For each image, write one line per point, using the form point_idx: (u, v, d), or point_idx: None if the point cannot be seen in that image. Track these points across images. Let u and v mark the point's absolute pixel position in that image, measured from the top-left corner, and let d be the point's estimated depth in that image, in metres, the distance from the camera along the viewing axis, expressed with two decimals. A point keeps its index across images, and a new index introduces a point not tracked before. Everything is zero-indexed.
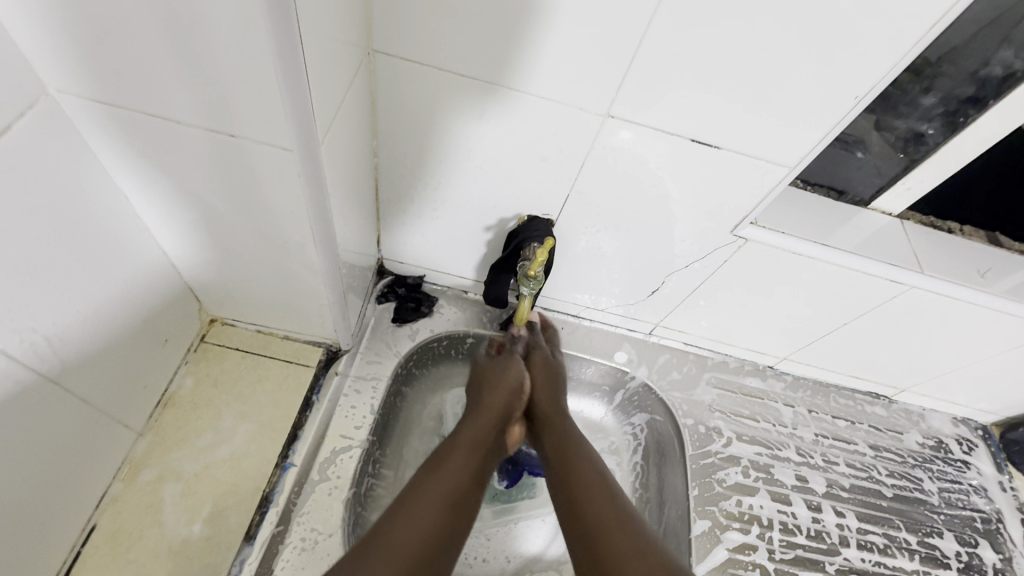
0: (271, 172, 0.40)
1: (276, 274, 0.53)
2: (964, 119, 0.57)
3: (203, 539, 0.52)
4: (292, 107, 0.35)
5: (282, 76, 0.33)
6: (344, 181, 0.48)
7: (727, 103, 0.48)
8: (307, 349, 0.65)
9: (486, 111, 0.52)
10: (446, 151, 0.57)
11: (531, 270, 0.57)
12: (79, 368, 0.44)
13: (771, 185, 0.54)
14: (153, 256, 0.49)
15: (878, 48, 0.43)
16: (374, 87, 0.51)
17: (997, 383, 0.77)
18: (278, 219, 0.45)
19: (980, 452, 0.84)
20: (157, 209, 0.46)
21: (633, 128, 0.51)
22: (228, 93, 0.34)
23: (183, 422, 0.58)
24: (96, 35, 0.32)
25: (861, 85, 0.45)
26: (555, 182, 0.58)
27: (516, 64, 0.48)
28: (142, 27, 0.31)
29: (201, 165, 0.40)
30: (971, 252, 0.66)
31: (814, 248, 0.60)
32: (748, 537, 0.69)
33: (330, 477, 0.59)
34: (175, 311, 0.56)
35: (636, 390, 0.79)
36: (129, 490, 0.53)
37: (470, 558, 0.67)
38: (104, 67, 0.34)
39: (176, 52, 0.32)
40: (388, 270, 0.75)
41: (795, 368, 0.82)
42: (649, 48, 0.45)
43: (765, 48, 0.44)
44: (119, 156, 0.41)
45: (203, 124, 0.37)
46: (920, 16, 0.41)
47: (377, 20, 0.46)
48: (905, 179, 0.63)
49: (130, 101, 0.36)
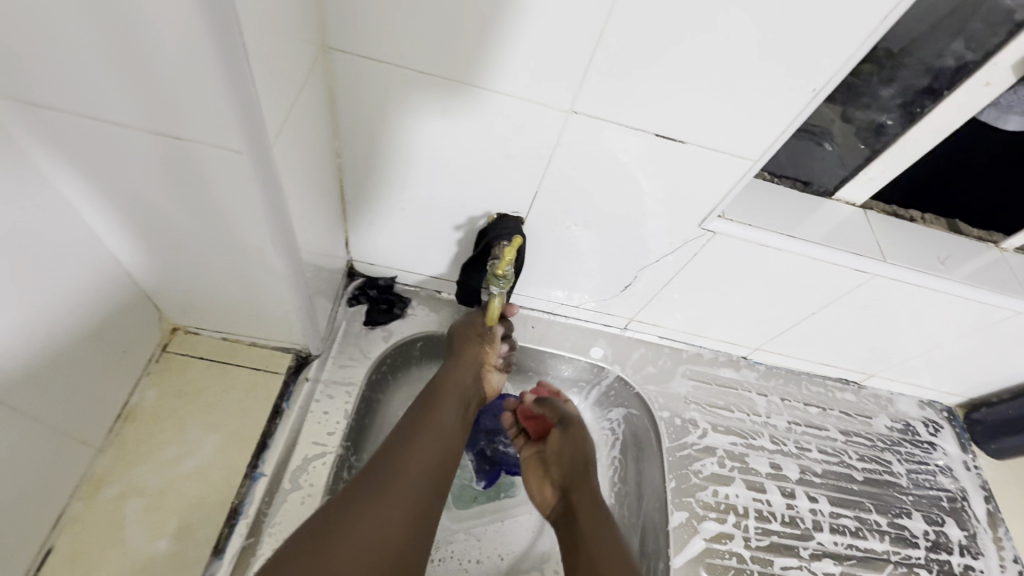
0: (223, 175, 0.39)
1: (237, 281, 0.51)
2: (921, 110, 0.58)
3: (169, 555, 0.51)
4: (239, 109, 0.34)
5: (224, 75, 0.31)
6: (304, 183, 0.47)
7: (689, 96, 0.48)
8: (276, 355, 0.63)
9: (449, 108, 0.51)
10: (411, 150, 0.56)
11: (500, 268, 0.58)
12: (25, 385, 0.42)
13: (736, 177, 0.55)
14: (104, 265, 0.47)
15: (834, 40, 0.43)
16: (333, 86, 0.50)
17: (961, 365, 0.79)
18: (234, 224, 0.43)
19: (945, 433, 0.86)
20: (106, 217, 0.44)
21: (596, 122, 0.51)
22: (170, 95, 0.33)
23: (146, 436, 0.56)
24: (24, 35, 0.30)
25: (819, 78, 0.46)
26: (523, 180, 0.58)
27: (478, 62, 0.47)
28: (75, 27, 0.30)
29: (150, 171, 0.39)
30: (932, 239, 0.67)
31: (780, 240, 0.61)
32: (725, 527, 0.70)
33: (302, 485, 0.58)
34: (132, 321, 0.54)
35: (613, 385, 0.79)
36: (89, 508, 0.51)
37: (462, 563, 0.66)
38: (32, 67, 0.32)
39: (112, 51, 0.31)
40: (358, 272, 0.73)
41: (768, 357, 0.83)
42: (610, 42, 0.45)
43: (726, 41, 0.44)
44: (59, 160, 0.39)
45: (148, 128, 0.35)
46: (872, 9, 0.41)
47: (331, 16, 0.45)
48: (866, 170, 0.63)
49: (67, 104, 0.34)
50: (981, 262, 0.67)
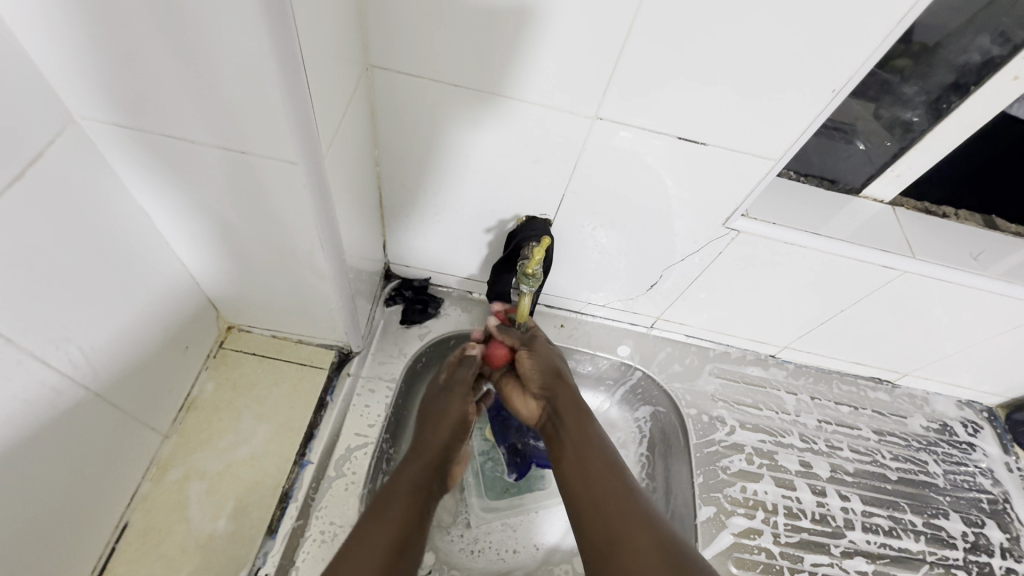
0: (280, 185, 0.43)
1: (286, 280, 0.55)
2: (948, 106, 0.58)
3: (228, 534, 0.55)
4: (296, 123, 0.38)
5: (286, 92, 0.35)
6: (348, 190, 0.51)
7: (713, 100, 0.50)
8: (319, 352, 0.68)
9: (481, 118, 0.54)
10: (443, 157, 0.59)
11: (529, 268, 0.60)
12: (110, 375, 0.47)
13: (759, 177, 0.56)
14: (173, 266, 0.53)
15: (852, 43, 0.45)
16: (373, 100, 0.54)
17: (1001, 364, 0.77)
18: (288, 228, 0.47)
19: (986, 434, 0.84)
20: (175, 223, 0.49)
21: (621, 128, 0.54)
22: (237, 113, 0.37)
23: (205, 425, 0.61)
24: (118, 65, 0.35)
25: (837, 79, 0.47)
26: (550, 183, 0.60)
27: (507, 71, 0.50)
28: (160, 56, 0.34)
29: (216, 181, 0.43)
30: (964, 235, 0.67)
31: (806, 238, 0.62)
32: (753, 522, 0.71)
33: (346, 473, 0.62)
34: (194, 319, 0.59)
35: (640, 382, 0.81)
36: (156, 490, 0.56)
37: (499, 552, 0.69)
38: (121, 93, 0.37)
39: (190, 77, 0.35)
40: (395, 274, 0.78)
41: (797, 356, 0.83)
42: (634, 49, 0.47)
43: (746, 45, 0.46)
44: (138, 173, 0.44)
45: (216, 143, 0.40)
46: (891, 9, 0.42)
47: (372, 37, 0.49)
48: (895, 166, 0.63)
49: (149, 124, 0.39)
50: (1017, 259, 0.66)
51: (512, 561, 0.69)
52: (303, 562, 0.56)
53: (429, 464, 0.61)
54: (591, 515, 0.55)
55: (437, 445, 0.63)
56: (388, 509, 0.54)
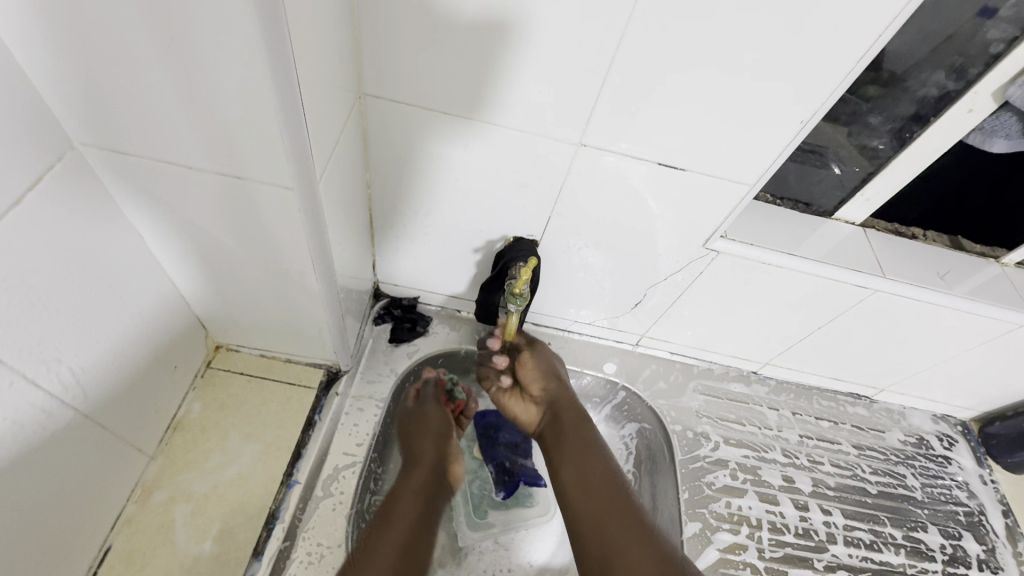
0: (274, 208, 0.44)
1: (276, 300, 0.56)
2: (911, 135, 0.61)
3: (214, 556, 0.55)
4: (292, 149, 0.39)
5: (284, 122, 0.37)
6: (341, 212, 0.52)
7: (690, 129, 0.53)
8: (308, 371, 0.68)
9: (469, 143, 0.56)
10: (432, 179, 0.61)
11: (517, 288, 0.62)
12: (98, 395, 0.47)
13: (735, 202, 0.59)
14: (163, 287, 0.53)
15: (819, 77, 0.48)
16: (366, 126, 0.56)
17: (971, 379, 0.80)
18: (280, 249, 0.49)
19: (961, 447, 0.87)
20: (167, 244, 0.49)
21: (604, 154, 0.56)
22: (235, 140, 0.39)
23: (192, 445, 0.61)
24: (121, 95, 0.36)
25: (805, 111, 0.50)
26: (537, 206, 0.62)
27: (494, 100, 0.52)
28: (162, 86, 0.36)
29: (210, 205, 0.44)
30: (932, 256, 0.70)
31: (782, 258, 0.64)
32: (738, 538, 0.72)
33: (334, 493, 0.62)
34: (183, 339, 0.59)
35: (626, 399, 0.82)
36: (141, 512, 0.56)
37: (493, 569, 0.70)
38: (121, 120, 0.38)
39: (191, 106, 0.37)
40: (384, 293, 0.78)
41: (778, 372, 0.85)
42: (615, 81, 0.50)
43: (719, 79, 0.49)
44: (132, 196, 0.44)
45: (213, 169, 0.41)
46: (851, 48, 0.45)
47: (366, 68, 0.51)
48: (864, 190, 0.67)
49: (147, 150, 0.40)
50: (981, 278, 0.70)
51: None
52: None
53: (433, 468, 0.62)
54: (587, 526, 0.56)
55: (426, 456, 0.63)
56: (383, 530, 0.53)
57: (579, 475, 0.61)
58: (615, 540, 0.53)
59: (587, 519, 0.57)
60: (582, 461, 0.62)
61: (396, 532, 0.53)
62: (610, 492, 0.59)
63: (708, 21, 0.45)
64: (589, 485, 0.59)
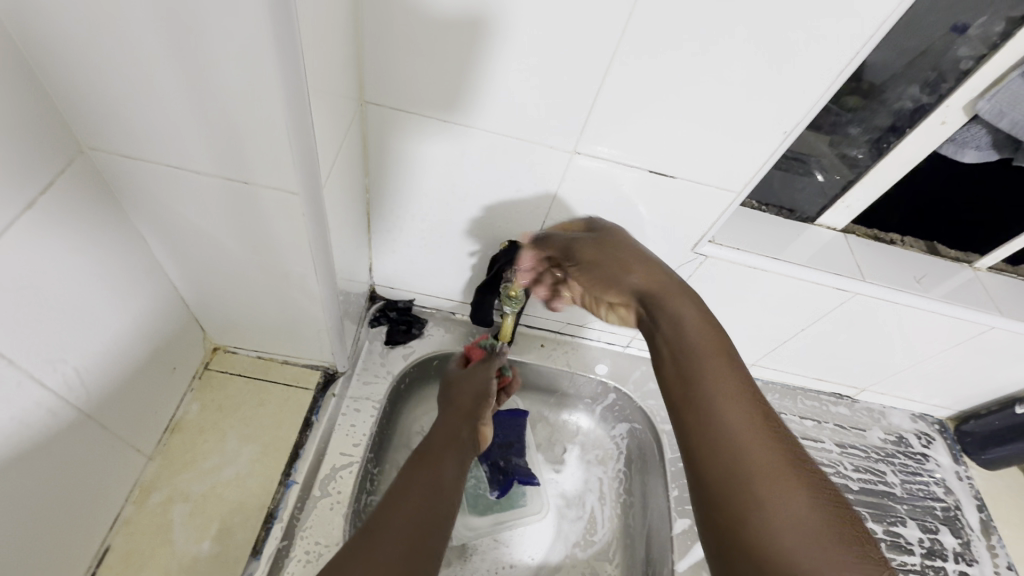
0: (278, 212, 0.45)
1: (276, 302, 0.57)
2: (888, 145, 0.64)
3: (213, 555, 0.55)
4: (298, 155, 0.40)
5: (292, 130, 0.38)
6: (342, 216, 0.53)
7: (680, 138, 0.55)
8: (305, 373, 0.69)
9: (467, 150, 0.58)
10: (432, 185, 0.62)
11: (512, 290, 0.66)
12: (99, 395, 0.48)
13: (722, 208, 0.61)
14: (164, 289, 0.54)
15: (800, 91, 0.50)
16: (366, 133, 0.57)
17: (947, 379, 0.84)
18: (282, 252, 0.50)
19: (938, 444, 0.90)
20: (170, 248, 0.50)
21: (598, 161, 0.58)
22: (243, 146, 0.40)
23: (189, 446, 0.61)
24: (132, 101, 0.37)
25: (788, 121, 0.53)
26: (532, 210, 0.64)
27: (492, 108, 0.54)
28: (173, 94, 0.37)
29: (215, 208, 0.45)
30: (909, 260, 0.73)
31: (767, 262, 0.67)
32: None
33: (331, 493, 0.63)
34: (181, 341, 0.60)
35: (617, 400, 0.84)
36: (139, 513, 0.56)
37: (495, 569, 0.71)
38: (130, 126, 0.39)
39: (201, 114, 0.38)
40: (380, 295, 0.80)
41: (764, 373, 0.88)
42: (609, 90, 0.52)
43: (706, 90, 0.51)
44: (137, 201, 0.45)
45: (219, 174, 0.42)
46: (830, 63, 0.48)
47: (367, 76, 0.52)
48: (844, 198, 0.70)
49: (154, 155, 0.41)
50: (954, 282, 0.73)
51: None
52: None
53: (466, 419, 0.63)
54: (721, 473, 0.41)
55: (462, 411, 0.64)
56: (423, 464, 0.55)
57: (700, 425, 0.44)
58: (782, 517, 0.37)
59: (738, 470, 0.40)
60: (728, 406, 0.44)
61: (432, 469, 0.54)
62: (743, 405, 0.44)
63: (695, 36, 0.47)
64: (738, 440, 0.42)
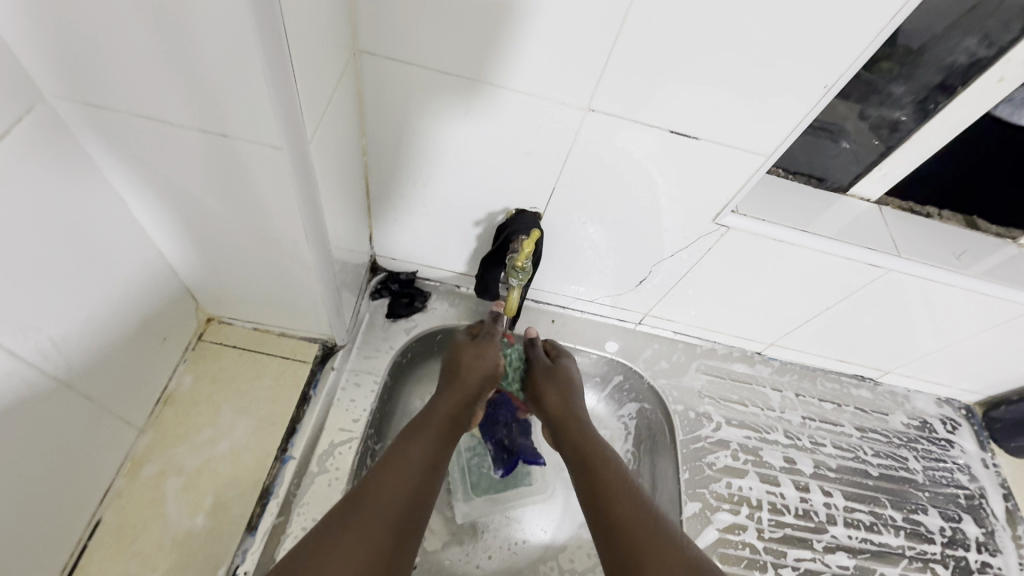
0: (263, 170, 0.41)
1: (268, 269, 0.54)
2: (935, 106, 0.59)
3: (206, 530, 0.54)
4: (280, 103, 0.36)
5: (271, 75, 0.34)
6: (335, 178, 0.50)
7: (705, 93, 0.50)
8: (303, 346, 0.66)
9: (472, 108, 0.53)
10: (432, 147, 0.58)
11: (518, 262, 0.61)
12: (81, 366, 0.46)
13: (748, 174, 0.56)
14: (149, 254, 0.51)
15: (845, 39, 0.44)
16: (361, 87, 0.53)
17: (978, 363, 0.79)
18: (270, 216, 0.46)
19: (963, 430, 0.86)
20: (150, 209, 0.47)
21: (616, 121, 0.53)
22: (218, 93, 0.36)
23: (183, 419, 0.59)
24: (90, 39, 0.33)
25: (830, 74, 0.47)
26: (541, 176, 0.60)
27: (497, 59, 0.49)
28: (135, 31, 0.33)
29: (194, 164, 0.42)
30: (948, 235, 0.68)
31: (794, 235, 0.62)
32: (738, 518, 0.71)
33: (329, 469, 0.61)
34: (172, 310, 0.57)
35: (628, 380, 0.81)
36: (131, 485, 0.55)
37: (507, 545, 0.70)
38: (92, 69, 0.35)
39: (167, 54, 0.34)
40: (381, 267, 0.76)
41: (783, 353, 0.84)
42: (629, 38, 0.46)
43: (737, 39, 0.45)
44: (112, 156, 0.42)
45: (195, 125, 0.38)
46: (882, 6, 0.42)
47: (361, 22, 0.48)
48: (881, 165, 0.64)
49: (123, 103, 0.37)
50: (996, 259, 0.67)
51: (521, 553, 0.69)
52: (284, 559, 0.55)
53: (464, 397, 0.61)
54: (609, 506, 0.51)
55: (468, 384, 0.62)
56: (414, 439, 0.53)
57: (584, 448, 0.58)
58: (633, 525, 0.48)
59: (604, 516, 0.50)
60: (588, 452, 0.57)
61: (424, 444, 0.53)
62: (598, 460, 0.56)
63: None
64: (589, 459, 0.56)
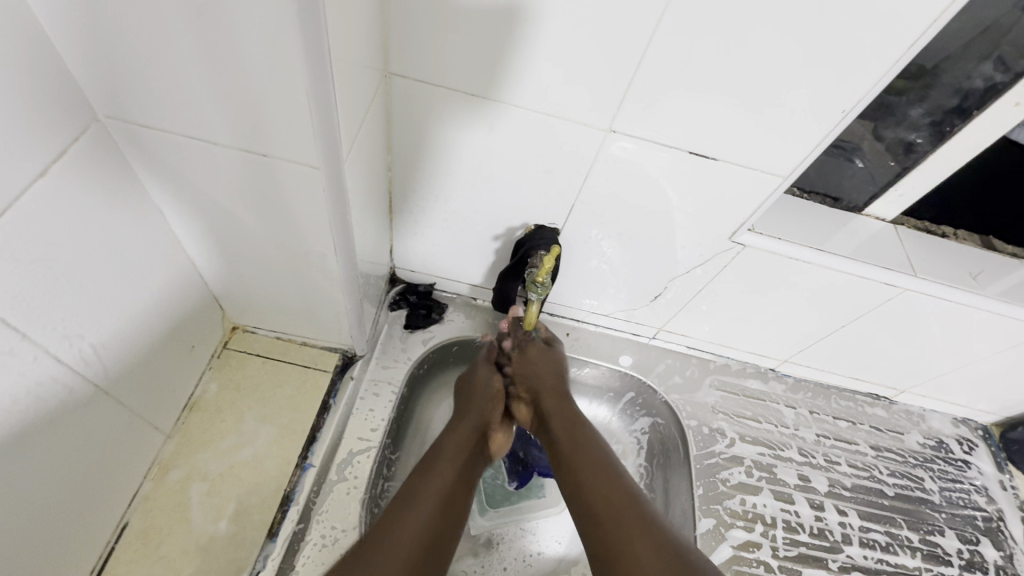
0: (298, 187, 0.43)
1: (294, 280, 0.55)
2: (951, 128, 0.59)
3: (229, 535, 0.55)
4: (319, 125, 0.38)
5: (312, 99, 0.36)
6: (363, 193, 0.51)
7: (725, 116, 0.51)
8: (324, 355, 0.68)
9: (495, 126, 0.55)
10: (455, 163, 0.60)
11: (539, 276, 0.61)
12: (117, 372, 0.47)
13: (766, 194, 0.57)
14: (183, 265, 0.53)
15: (863, 65, 0.46)
16: (389, 107, 0.55)
17: (994, 384, 0.79)
18: (300, 230, 0.48)
19: (980, 451, 0.85)
20: (187, 222, 0.49)
21: (636, 141, 0.54)
22: (261, 115, 0.38)
23: (207, 425, 0.61)
24: (145, 64, 0.35)
25: (848, 99, 0.48)
26: (561, 193, 0.61)
27: (520, 81, 0.51)
28: (188, 57, 0.35)
29: (232, 181, 0.44)
30: (964, 255, 0.68)
31: (810, 254, 0.63)
32: (752, 535, 0.71)
33: (348, 477, 0.62)
34: (200, 319, 0.59)
35: (641, 394, 0.81)
36: (157, 489, 0.56)
37: (522, 556, 0.70)
38: (144, 92, 0.37)
39: (217, 79, 0.36)
40: (400, 278, 0.77)
41: (797, 370, 0.84)
42: (650, 63, 0.48)
43: (757, 64, 0.47)
44: (154, 171, 0.44)
45: (237, 145, 0.40)
46: (899, 35, 0.43)
47: (391, 44, 0.49)
48: (897, 186, 0.65)
49: (170, 123, 0.39)
50: (1014, 280, 0.67)
51: (535, 565, 0.70)
52: (304, 565, 0.56)
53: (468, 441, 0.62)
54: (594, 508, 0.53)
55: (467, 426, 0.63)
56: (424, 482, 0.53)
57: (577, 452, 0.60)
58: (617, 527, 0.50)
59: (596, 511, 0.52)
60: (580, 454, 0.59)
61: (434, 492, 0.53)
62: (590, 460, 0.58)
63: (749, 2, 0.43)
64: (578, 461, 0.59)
